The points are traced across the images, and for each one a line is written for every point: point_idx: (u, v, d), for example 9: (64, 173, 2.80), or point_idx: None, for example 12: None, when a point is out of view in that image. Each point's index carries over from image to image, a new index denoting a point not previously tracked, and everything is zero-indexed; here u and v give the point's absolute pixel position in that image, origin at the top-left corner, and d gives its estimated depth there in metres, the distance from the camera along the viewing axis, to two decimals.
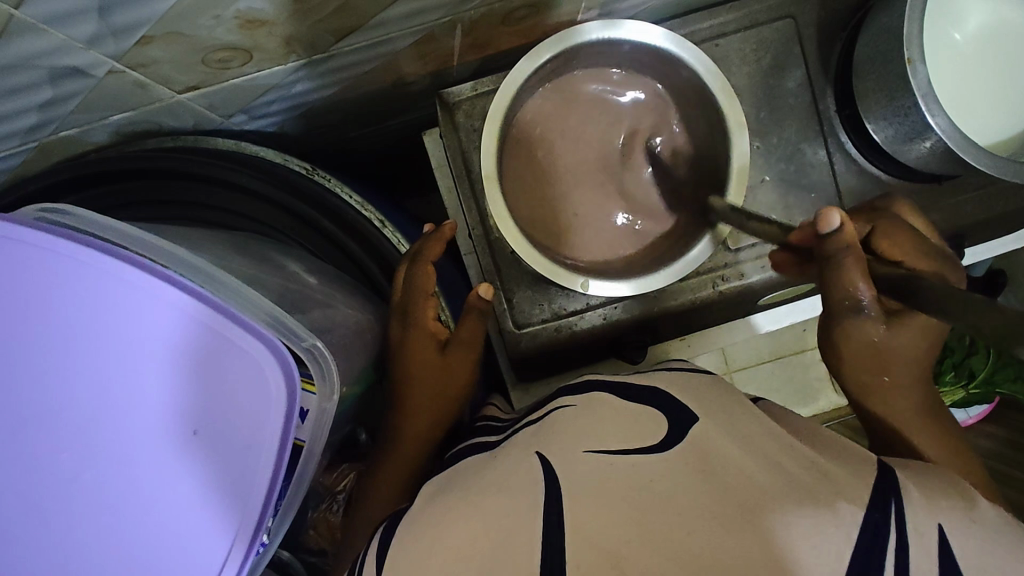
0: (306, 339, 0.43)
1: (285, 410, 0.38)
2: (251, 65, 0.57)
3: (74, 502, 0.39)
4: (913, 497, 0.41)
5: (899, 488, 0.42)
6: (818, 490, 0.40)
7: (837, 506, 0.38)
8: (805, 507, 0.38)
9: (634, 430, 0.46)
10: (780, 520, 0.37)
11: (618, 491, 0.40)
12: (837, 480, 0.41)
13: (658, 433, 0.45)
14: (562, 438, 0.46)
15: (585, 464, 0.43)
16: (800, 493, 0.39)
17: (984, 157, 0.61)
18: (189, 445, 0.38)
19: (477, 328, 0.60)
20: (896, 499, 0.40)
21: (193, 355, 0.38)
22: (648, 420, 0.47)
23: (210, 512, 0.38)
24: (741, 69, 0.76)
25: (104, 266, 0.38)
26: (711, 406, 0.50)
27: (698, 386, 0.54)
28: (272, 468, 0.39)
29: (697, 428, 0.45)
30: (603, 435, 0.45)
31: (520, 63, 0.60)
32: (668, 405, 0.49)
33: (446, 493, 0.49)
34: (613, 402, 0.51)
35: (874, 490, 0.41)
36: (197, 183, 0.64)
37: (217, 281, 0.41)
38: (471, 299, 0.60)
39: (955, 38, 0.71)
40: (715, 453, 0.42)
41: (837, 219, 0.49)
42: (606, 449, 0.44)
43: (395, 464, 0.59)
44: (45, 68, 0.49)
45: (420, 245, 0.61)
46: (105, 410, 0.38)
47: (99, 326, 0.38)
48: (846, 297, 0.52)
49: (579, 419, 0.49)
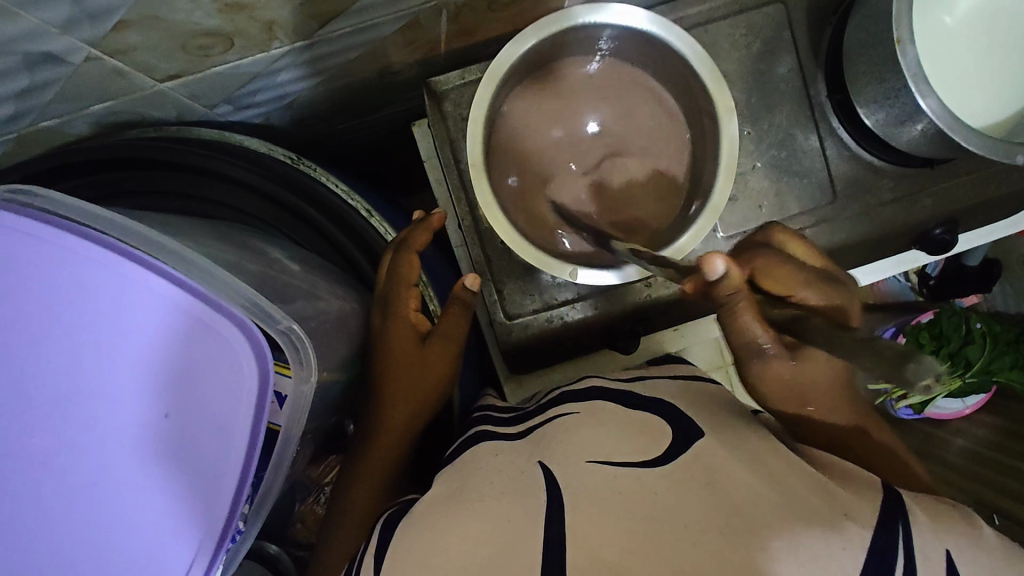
0: (282, 322, 0.42)
1: (257, 395, 0.38)
2: (233, 52, 0.56)
3: (46, 486, 0.38)
4: (920, 522, 0.42)
5: (903, 509, 0.43)
6: (826, 511, 0.41)
7: (846, 530, 0.40)
8: (815, 530, 0.39)
9: (641, 440, 0.48)
10: (787, 540, 0.38)
11: (622, 502, 0.42)
12: (848, 504, 0.42)
13: (662, 446, 0.47)
14: (567, 450, 0.47)
15: (590, 472, 0.44)
16: (812, 514, 0.40)
17: (975, 138, 0.60)
18: (161, 430, 0.37)
19: (460, 320, 0.60)
20: (903, 520, 0.42)
21: (164, 337, 0.37)
22: (655, 431, 0.49)
23: (183, 498, 0.38)
24: (732, 55, 0.75)
25: (77, 247, 0.37)
26: (718, 419, 0.52)
27: (696, 397, 0.56)
28: (246, 454, 0.38)
29: (701, 443, 0.47)
30: (610, 445, 0.47)
31: (506, 47, 0.59)
32: (672, 419, 0.51)
33: (445, 499, 0.49)
34: (615, 409, 0.53)
35: (883, 513, 0.42)
36: (181, 174, 0.63)
37: (193, 262, 0.40)
38: (455, 292, 0.61)
39: (945, 21, 0.70)
40: (718, 467, 0.44)
41: (720, 265, 0.46)
42: (612, 461, 0.45)
43: (383, 453, 0.58)
44: (21, 54, 0.48)
45: (406, 234, 0.60)
46: (78, 393, 0.37)
47: (71, 309, 0.37)
48: (747, 343, 0.51)
49: (583, 425, 0.51)
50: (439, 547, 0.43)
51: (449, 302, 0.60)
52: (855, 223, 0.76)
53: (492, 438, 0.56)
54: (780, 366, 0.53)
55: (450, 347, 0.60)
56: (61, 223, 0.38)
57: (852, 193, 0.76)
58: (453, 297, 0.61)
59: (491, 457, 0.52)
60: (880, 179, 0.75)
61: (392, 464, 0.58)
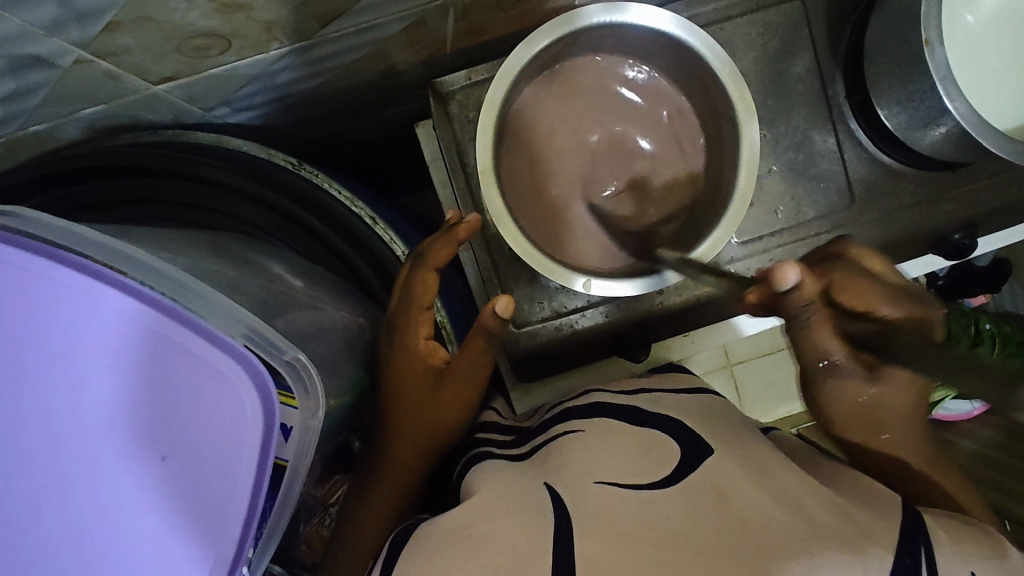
0: (287, 352, 0.40)
1: (261, 434, 0.36)
2: (230, 54, 0.53)
3: (37, 532, 0.36)
4: (942, 545, 0.41)
5: (927, 530, 0.41)
6: (848, 535, 0.39)
7: (867, 554, 0.38)
8: (833, 552, 0.37)
9: (650, 460, 0.46)
10: (806, 565, 0.36)
11: (629, 528, 0.40)
12: (867, 527, 0.40)
13: (671, 464, 0.45)
14: (574, 471, 0.46)
15: (596, 495, 0.43)
16: (825, 533, 0.39)
17: (1003, 142, 0.58)
18: (160, 472, 0.36)
19: (479, 356, 0.59)
20: (924, 546, 0.40)
21: (161, 373, 0.36)
22: (660, 448, 0.47)
23: (184, 542, 0.36)
24: (747, 54, 0.73)
25: (66, 279, 0.35)
26: (727, 433, 0.50)
27: (708, 410, 0.54)
28: (251, 494, 0.36)
29: (711, 460, 0.45)
30: (616, 466, 0.46)
31: (516, 49, 0.57)
32: (682, 433, 0.49)
33: (445, 522, 0.47)
34: (620, 425, 0.52)
35: (903, 535, 0.40)
36: (176, 182, 0.60)
37: (189, 290, 0.38)
38: (479, 321, 0.57)
39: (968, 19, 0.68)
40: (732, 487, 0.42)
41: (791, 277, 0.46)
42: (620, 483, 0.44)
43: (395, 472, 0.57)
44: (6, 57, 0.45)
45: (424, 247, 0.58)
46: (70, 434, 0.35)
47: (61, 344, 0.35)
48: (819, 354, 0.53)
49: (588, 443, 0.49)
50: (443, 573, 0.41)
51: (470, 336, 0.58)
52: (872, 228, 0.73)
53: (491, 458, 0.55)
54: (851, 385, 0.54)
55: (468, 377, 0.59)
56: (46, 252, 0.36)
57: (870, 197, 0.73)
58: (475, 329, 0.58)
59: (492, 474, 0.51)
60: (898, 183, 0.73)
61: (402, 483, 0.57)
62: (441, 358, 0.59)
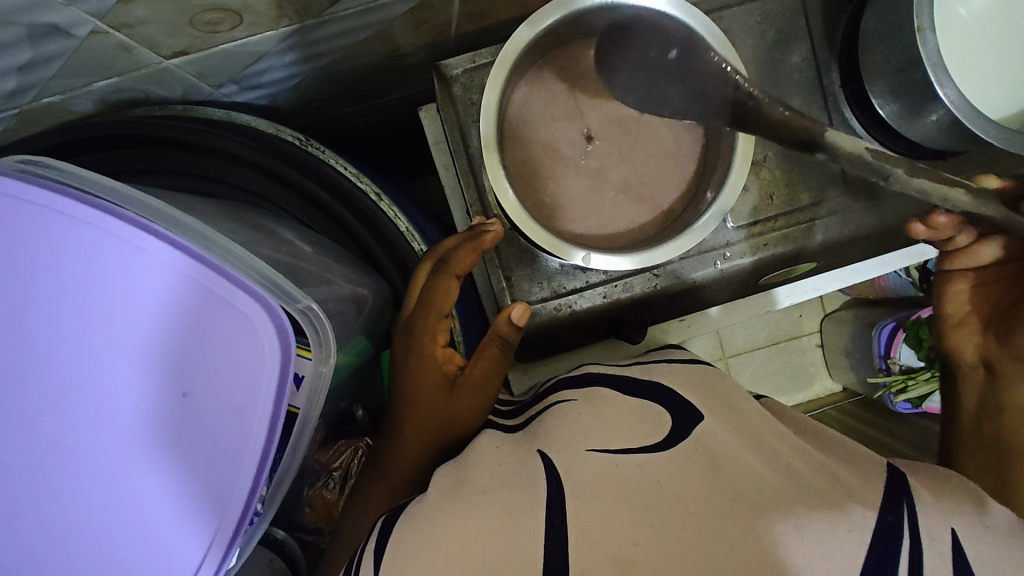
0: (301, 301, 0.43)
1: (278, 377, 0.38)
2: (241, 29, 0.55)
3: (58, 466, 0.39)
4: (925, 499, 0.42)
5: (911, 488, 0.43)
6: (833, 492, 0.41)
7: (850, 510, 0.40)
8: (817, 512, 0.39)
9: (641, 426, 0.48)
10: (791, 523, 0.38)
11: (622, 491, 0.41)
12: (850, 484, 0.42)
13: (662, 431, 0.47)
14: (567, 437, 0.47)
15: (591, 462, 0.44)
16: (813, 496, 0.40)
17: (993, 129, 0.59)
18: (182, 410, 0.39)
19: (492, 365, 0.61)
20: (908, 500, 0.42)
21: (184, 315, 0.38)
22: (652, 417, 0.49)
23: (201, 477, 0.39)
24: (746, 42, 0.74)
25: (89, 219, 0.38)
26: (718, 400, 0.52)
27: (697, 381, 0.56)
28: (266, 439, 0.39)
29: (702, 427, 0.47)
30: (610, 434, 0.47)
31: (520, 29, 0.59)
32: (674, 404, 0.51)
33: (445, 494, 0.48)
34: (612, 396, 0.53)
35: (887, 492, 0.42)
36: (190, 152, 0.64)
37: (214, 244, 0.41)
38: (501, 322, 0.60)
39: (960, 13, 0.70)
40: (721, 452, 0.44)
41: None
42: (611, 449, 0.45)
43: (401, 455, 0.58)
44: (25, 26, 0.47)
45: (449, 252, 0.61)
46: (97, 372, 0.38)
47: (82, 283, 0.38)
48: None
49: (580, 412, 0.51)
50: (438, 543, 0.42)
51: (483, 344, 0.61)
52: None
53: (494, 430, 0.56)
54: None
55: (480, 386, 0.60)
56: (70, 195, 0.38)
57: None
58: (489, 337, 0.61)
59: (491, 448, 0.52)
60: None
61: (408, 463, 0.58)
62: (456, 365, 0.62)
